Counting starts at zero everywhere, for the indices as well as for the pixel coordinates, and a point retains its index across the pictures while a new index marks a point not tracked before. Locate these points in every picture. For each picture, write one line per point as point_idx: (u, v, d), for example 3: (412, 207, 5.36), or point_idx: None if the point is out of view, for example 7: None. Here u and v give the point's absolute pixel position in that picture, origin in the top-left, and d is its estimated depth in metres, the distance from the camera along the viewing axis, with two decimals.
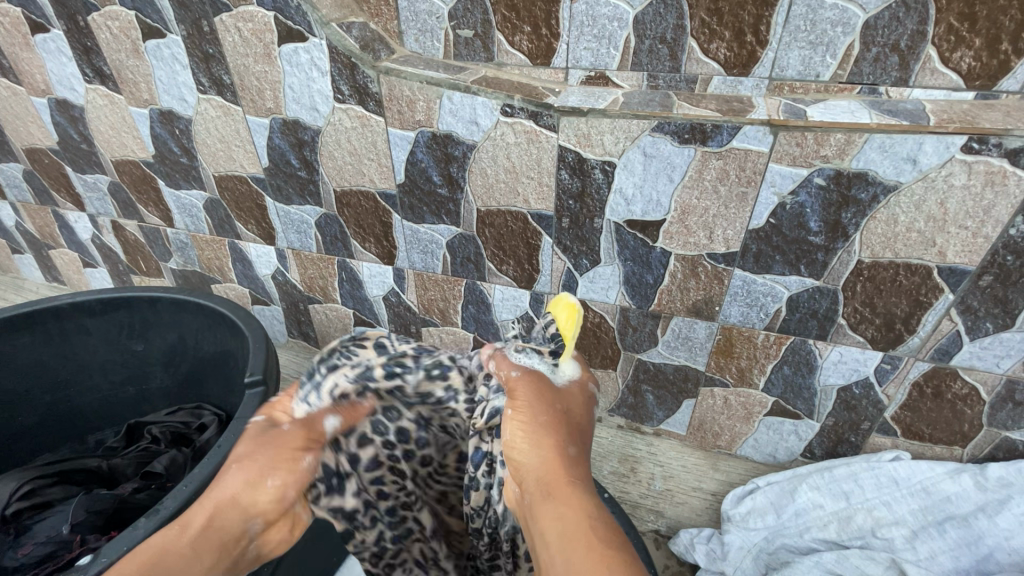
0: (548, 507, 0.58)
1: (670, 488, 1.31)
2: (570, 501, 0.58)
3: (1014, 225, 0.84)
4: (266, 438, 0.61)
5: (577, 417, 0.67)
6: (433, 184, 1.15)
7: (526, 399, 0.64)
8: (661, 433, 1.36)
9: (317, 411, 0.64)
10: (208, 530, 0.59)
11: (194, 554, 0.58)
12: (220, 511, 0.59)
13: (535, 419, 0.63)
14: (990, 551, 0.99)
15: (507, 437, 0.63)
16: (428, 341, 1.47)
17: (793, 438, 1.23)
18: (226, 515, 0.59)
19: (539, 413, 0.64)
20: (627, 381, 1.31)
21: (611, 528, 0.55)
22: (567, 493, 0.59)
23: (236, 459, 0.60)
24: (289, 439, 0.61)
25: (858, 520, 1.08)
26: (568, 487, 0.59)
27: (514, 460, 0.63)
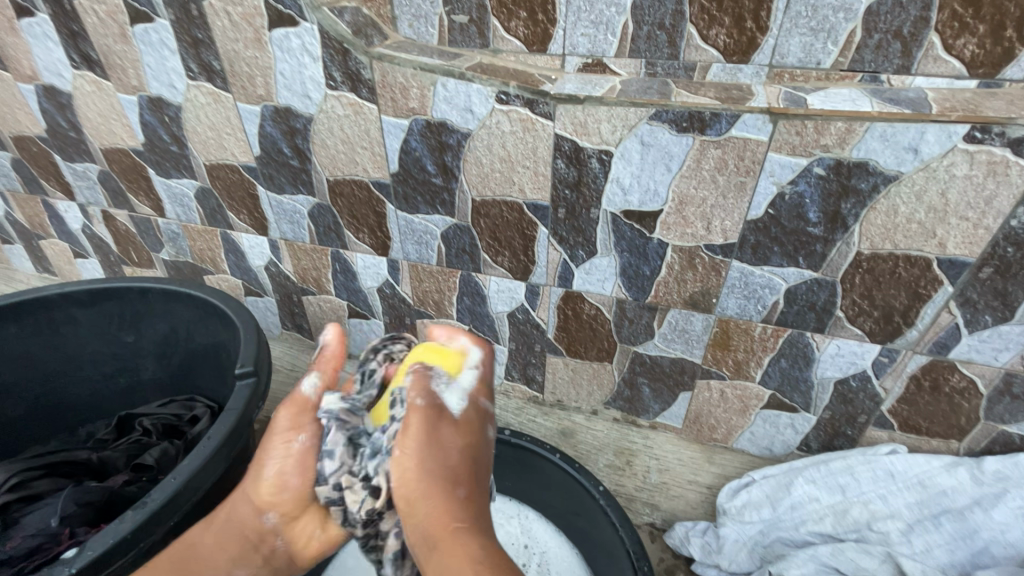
0: (434, 558, 0.63)
1: (665, 480, 1.33)
2: (455, 546, 0.63)
3: (1015, 216, 0.83)
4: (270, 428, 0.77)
5: (472, 456, 0.73)
6: (427, 173, 1.13)
7: (415, 436, 0.71)
8: (657, 426, 1.34)
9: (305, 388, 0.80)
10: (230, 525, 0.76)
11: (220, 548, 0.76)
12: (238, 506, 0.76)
13: (424, 463, 0.70)
14: (985, 544, 0.99)
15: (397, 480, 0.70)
16: (422, 333, 1.46)
17: (789, 432, 1.22)
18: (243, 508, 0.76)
19: (428, 457, 0.70)
20: (623, 373, 1.30)
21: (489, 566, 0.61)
22: (452, 541, 0.64)
23: (262, 464, 0.74)
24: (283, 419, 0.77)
25: (854, 513, 1.08)
26: (451, 534, 0.65)
27: (408, 508, 0.68)
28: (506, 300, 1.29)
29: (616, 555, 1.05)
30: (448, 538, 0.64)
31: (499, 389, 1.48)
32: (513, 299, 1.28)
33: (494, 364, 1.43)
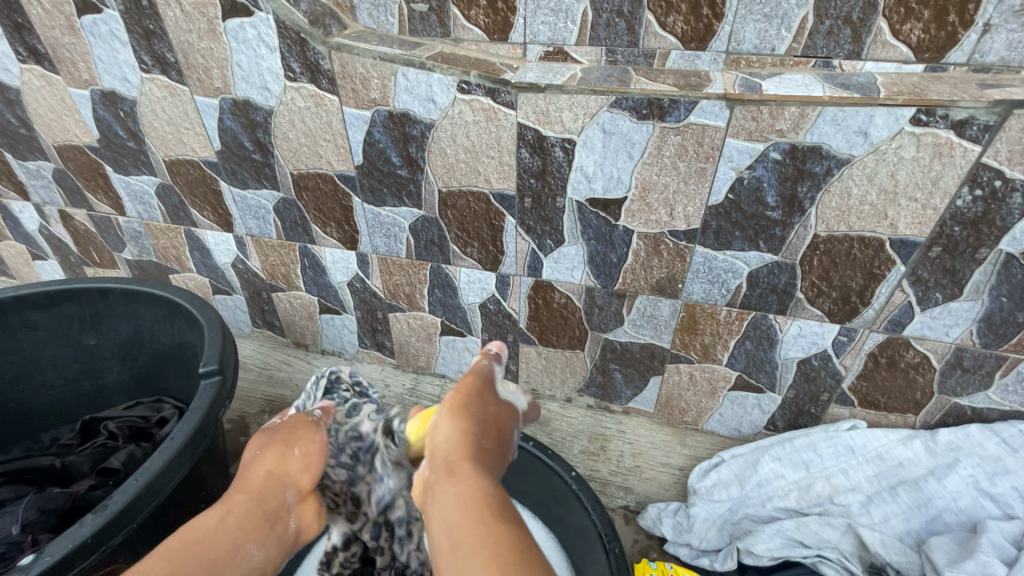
0: (451, 480, 0.74)
1: (639, 464, 1.33)
2: (468, 474, 0.75)
3: (960, 195, 0.85)
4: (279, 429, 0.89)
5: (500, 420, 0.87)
6: (392, 165, 1.12)
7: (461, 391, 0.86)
8: (631, 411, 1.39)
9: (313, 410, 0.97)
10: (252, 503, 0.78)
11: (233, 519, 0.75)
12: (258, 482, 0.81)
13: (469, 409, 0.84)
14: (939, 512, 1.02)
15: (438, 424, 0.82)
16: (396, 327, 1.46)
17: (756, 411, 1.25)
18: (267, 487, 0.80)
19: (475, 406, 0.84)
20: (595, 360, 1.31)
21: (497, 496, 0.72)
22: (466, 470, 0.76)
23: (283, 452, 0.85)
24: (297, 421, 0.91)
25: (816, 488, 1.11)
26: (471, 462, 0.77)
27: (438, 441, 0.81)
28: (476, 291, 1.29)
29: (588, 539, 1.07)
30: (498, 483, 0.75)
31: None
32: (483, 290, 1.28)
33: (468, 355, 1.44)
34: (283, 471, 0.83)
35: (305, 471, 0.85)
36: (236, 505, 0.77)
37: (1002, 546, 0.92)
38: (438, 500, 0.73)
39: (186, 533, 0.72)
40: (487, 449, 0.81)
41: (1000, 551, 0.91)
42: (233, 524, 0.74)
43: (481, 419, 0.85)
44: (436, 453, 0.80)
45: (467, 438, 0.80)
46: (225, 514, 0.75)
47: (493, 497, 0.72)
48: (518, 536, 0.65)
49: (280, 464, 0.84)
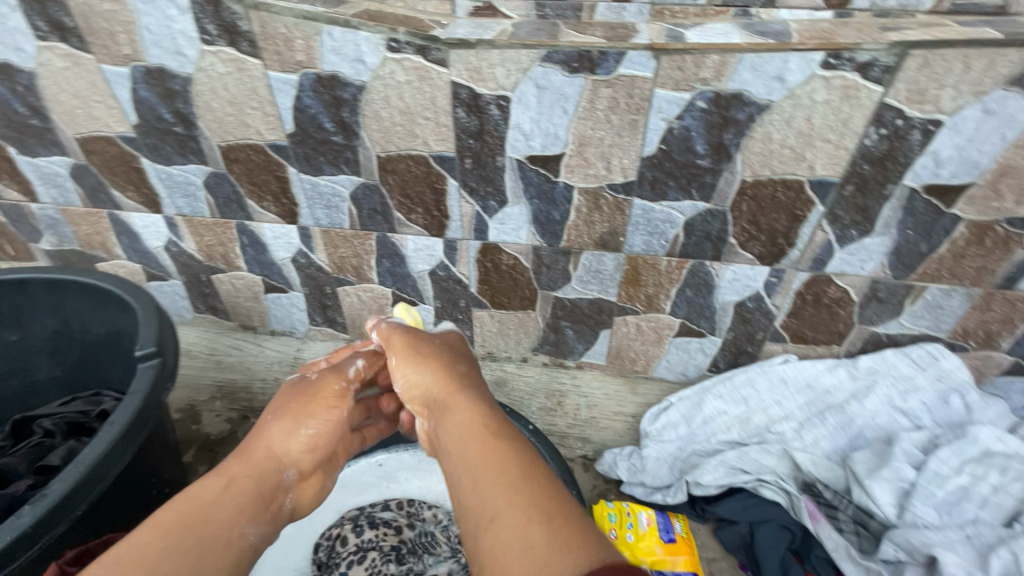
0: (447, 414, 0.78)
1: (594, 415, 1.38)
2: (458, 404, 0.79)
3: (868, 135, 0.91)
4: (297, 395, 0.91)
5: (454, 347, 0.92)
6: (326, 132, 1.09)
7: (404, 342, 0.91)
8: (584, 365, 1.43)
9: (351, 365, 0.98)
10: (246, 479, 0.79)
11: (229, 497, 0.75)
12: (261, 461, 0.82)
13: (420, 352, 0.88)
14: (861, 430, 1.12)
15: (405, 377, 0.87)
16: (346, 302, 1.43)
17: (700, 355, 1.32)
18: (266, 464, 0.82)
19: (424, 348, 0.89)
20: (546, 319, 1.34)
21: (497, 417, 0.76)
22: (456, 400, 0.80)
23: (299, 424, 0.87)
24: (320, 390, 0.92)
25: (755, 419, 1.20)
26: (458, 392, 0.81)
27: (416, 386, 0.85)
28: (424, 258, 1.29)
29: None
30: (490, 402, 0.80)
31: None
32: (431, 257, 1.28)
33: (422, 324, 1.44)
34: (279, 450, 0.84)
35: (300, 453, 0.86)
36: (238, 479, 0.78)
37: (912, 453, 1.02)
38: (444, 435, 0.77)
39: (189, 506, 0.72)
40: (468, 377, 0.85)
41: (911, 458, 1.02)
42: (231, 500, 0.75)
43: (450, 356, 0.88)
44: (420, 397, 0.85)
45: (445, 375, 0.84)
46: (222, 493, 0.75)
47: (492, 418, 0.75)
48: (520, 448, 0.71)
49: (275, 442, 0.84)
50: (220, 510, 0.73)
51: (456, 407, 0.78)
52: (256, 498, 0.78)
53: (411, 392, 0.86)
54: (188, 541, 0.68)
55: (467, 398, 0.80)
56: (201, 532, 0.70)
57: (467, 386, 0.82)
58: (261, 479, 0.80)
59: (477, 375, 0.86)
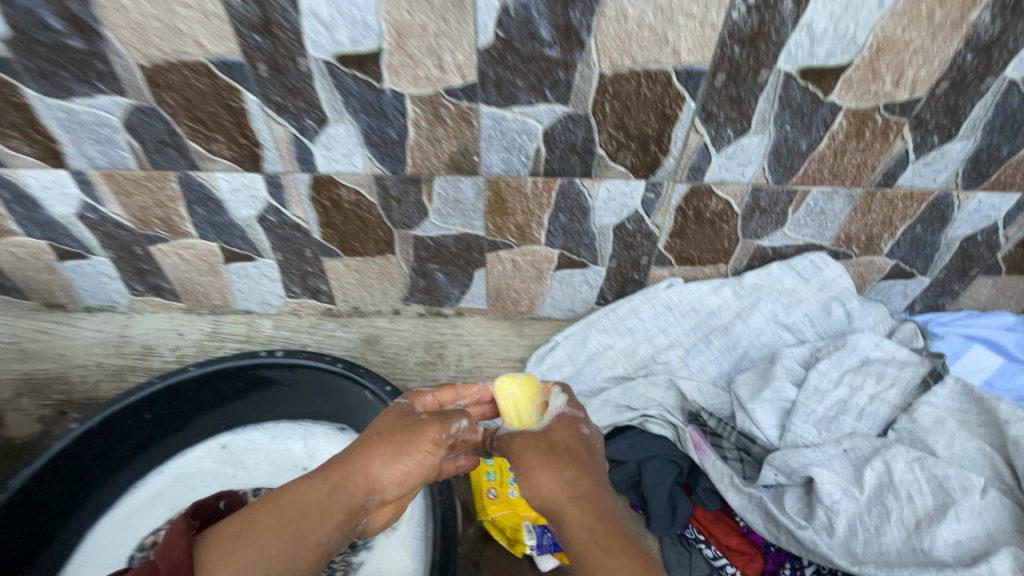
0: (546, 475, 0.72)
1: (479, 364, 1.25)
2: (575, 518, 0.67)
3: (735, 6, 0.76)
4: (427, 428, 0.83)
5: (563, 442, 0.77)
6: (55, 33, 0.80)
7: (519, 438, 0.79)
8: (463, 312, 1.27)
9: (456, 423, 0.85)
10: (339, 491, 0.76)
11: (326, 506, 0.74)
12: (359, 475, 0.79)
13: (536, 448, 0.76)
14: (745, 350, 1.06)
15: (523, 482, 0.74)
16: (167, 263, 1.17)
17: (585, 289, 1.19)
18: (354, 486, 0.78)
19: (538, 445, 0.76)
20: (411, 263, 1.16)
21: (606, 523, 0.65)
22: (574, 511, 0.67)
23: (393, 459, 0.80)
24: (427, 427, 0.83)
25: (641, 351, 1.10)
26: (578, 504, 0.68)
27: (533, 489, 0.72)
28: (246, 201, 1.05)
29: None
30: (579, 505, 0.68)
31: (286, 310, 1.28)
32: (255, 199, 1.05)
33: (268, 283, 1.21)
34: (376, 475, 0.79)
35: (396, 481, 0.81)
36: (334, 479, 0.77)
37: (794, 370, 0.96)
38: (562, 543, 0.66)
39: (288, 509, 0.72)
40: (571, 467, 0.72)
41: (792, 375, 0.96)
42: (320, 505, 0.74)
43: (571, 442, 0.77)
44: (536, 501, 0.72)
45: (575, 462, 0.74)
46: (323, 503, 0.74)
47: (606, 529, 0.64)
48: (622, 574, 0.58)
49: (377, 469, 0.79)
50: (271, 524, 0.71)
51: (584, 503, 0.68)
52: (341, 515, 0.75)
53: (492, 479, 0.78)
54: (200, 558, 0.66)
55: (593, 496, 0.69)
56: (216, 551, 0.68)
57: (586, 488, 0.69)
58: (350, 500, 0.77)
59: (586, 473, 0.72)
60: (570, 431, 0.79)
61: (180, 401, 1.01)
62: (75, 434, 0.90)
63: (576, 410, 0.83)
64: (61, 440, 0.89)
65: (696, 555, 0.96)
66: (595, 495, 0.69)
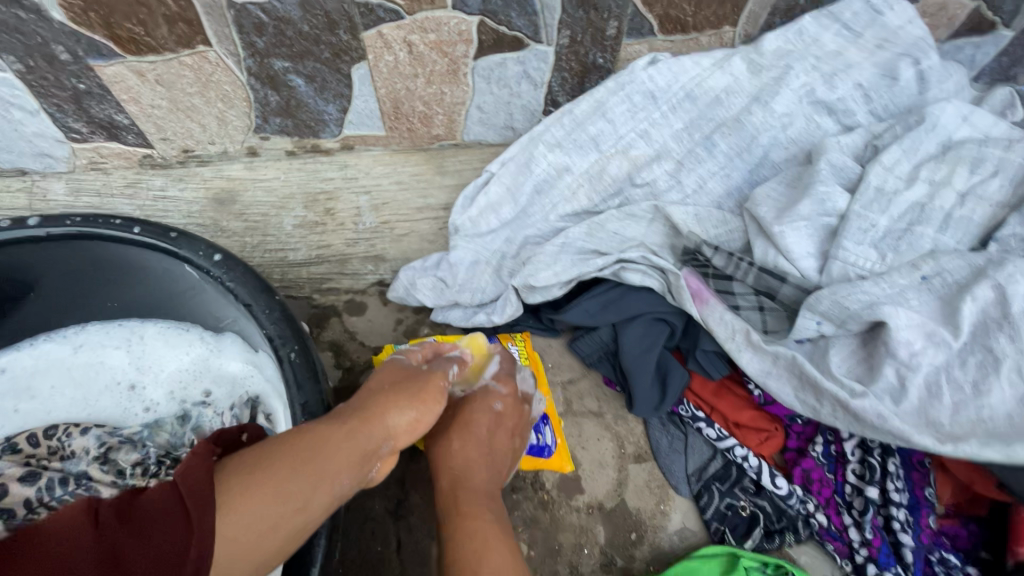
0: (474, 452, 0.61)
1: (385, 220, 0.88)
2: (473, 509, 0.56)
3: None
4: (417, 376, 0.58)
5: (480, 421, 0.63)
6: None
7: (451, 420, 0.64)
8: (353, 145, 0.87)
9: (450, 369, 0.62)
10: (355, 433, 0.48)
11: (338, 454, 0.46)
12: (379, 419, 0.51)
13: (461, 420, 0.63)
14: (765, 153, 0.71)
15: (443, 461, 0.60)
16: None
17: (526, 89, 0.80)
18: (370, 431, 0.50)
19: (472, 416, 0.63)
20: (243, 61, 0.72)
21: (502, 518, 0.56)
22: (480, 507, 0.56)
23: (395, 405, 0.53)
24: (435, 379, 0.59)
25: (612, 170, 0.73)
26: (484, 511, 0.56)
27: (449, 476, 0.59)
28: None
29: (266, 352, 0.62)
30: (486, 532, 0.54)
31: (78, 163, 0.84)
32: None
33: (23, 117, 0.76)
34: (394, 421, 0.52)
35: (413, 430, 0.54)
36: (340, 427, 0.48)
37: (842, 166, 0.65)
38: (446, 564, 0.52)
39: (313, 448, 0.45)
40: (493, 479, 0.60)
41: (840, 174, 0.65)
42: (344, 447, 0.47)
43: (502, 448, 0.63)
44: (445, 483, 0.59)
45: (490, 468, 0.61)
46: (334, 448, 0.46)
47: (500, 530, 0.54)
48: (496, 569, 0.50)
49: (392, 413, 0.52)
50: (302, 474, 0.43)
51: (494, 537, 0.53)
52: (357, 468, 0.47)
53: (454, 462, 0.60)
54: (203, 495, 0.39)
55: (489, 487, 0.59)
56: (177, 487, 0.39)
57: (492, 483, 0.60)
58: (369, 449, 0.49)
59: (503, 461, 0.63)
60: (508, 406, 0.66)
61: None
62: None
63: (506, 386, 0.67)
64: None
65: (693, 435, 0.74)
66: (475, 474, 0.59)
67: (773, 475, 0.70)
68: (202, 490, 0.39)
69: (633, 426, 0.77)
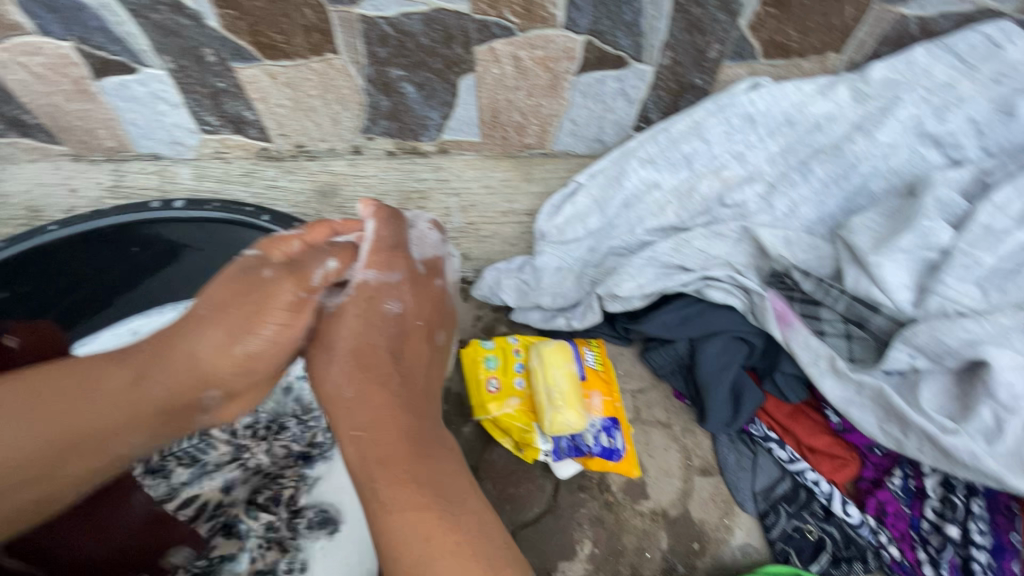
0: (418, 371, 0.60)
1: (471, 221, 0.93)
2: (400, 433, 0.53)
3: None
4: (365, 304, 0.61)
5: (421, 345, 0.62)
6: None
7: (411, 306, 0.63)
8: (448, 149, 0.92)
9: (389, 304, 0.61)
10: (249, 361, 0.54)
11: (257, 354, 0.54)
12: (360, 354, 0.58)
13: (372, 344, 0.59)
14: (864, 182, 0.71)
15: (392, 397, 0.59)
16: (14, 82, 0.81)
17: (621, 105, 0.83)
18: (263, 355, 0.55)
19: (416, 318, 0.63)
20: (364, 68, 0.78)
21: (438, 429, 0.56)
22: (427, 407, 0.57)
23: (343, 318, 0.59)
24: (361, 298, 0.61)
25: (703, 189, 0.75)
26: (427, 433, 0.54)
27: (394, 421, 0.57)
28: None
29: None
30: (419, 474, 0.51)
31: (205, 152, 0.93)
32: None
33: (167, 110, 0.85)
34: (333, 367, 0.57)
35: (335, 384, 0.56)
36: (278, 333, 0.55)
37: (950, 201, 0.65)
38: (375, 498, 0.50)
39: (242, 363, 0.53)
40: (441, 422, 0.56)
41: (947, 210, 0.64)
42: (289, 338, 0.56)
43: (418, 357, 0.61)
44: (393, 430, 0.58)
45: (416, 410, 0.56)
46: (263, 346, 0.54)
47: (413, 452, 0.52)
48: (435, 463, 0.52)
49: (329, 370, 0.57)
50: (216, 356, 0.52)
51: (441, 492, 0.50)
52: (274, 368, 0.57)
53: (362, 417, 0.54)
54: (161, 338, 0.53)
55: (416, 408, 0.56)
56: (170, 362, 0.51)
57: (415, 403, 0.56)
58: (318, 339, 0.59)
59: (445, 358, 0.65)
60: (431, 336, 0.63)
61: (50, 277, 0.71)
62: None
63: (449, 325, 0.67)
64: None
65: (762, 455, 0.75)
66: (428, 422, 0.55)
67: (845, 503, 0.70)
68: (135, 351, 0.52)
69: (701, 439, 0.79)
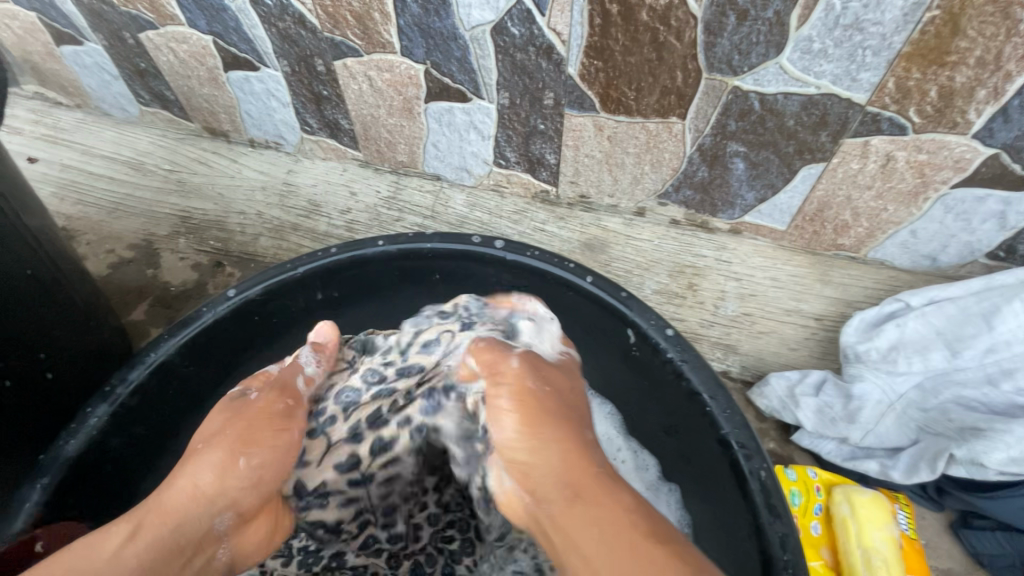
0: (547, 422, 0.46)
1: (749, 312, 0.83)
2: (589, 477, 0.44)
3: None
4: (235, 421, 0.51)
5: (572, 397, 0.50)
6: None
7: (526, 400, 0.47)
8: (741, 230, 0.83)
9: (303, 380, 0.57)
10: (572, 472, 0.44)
11: (556, 458, 0.45)
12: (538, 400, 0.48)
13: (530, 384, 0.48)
14: None
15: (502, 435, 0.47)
16: (350, 91, 0.85)
17: (987, 227, 0.70)
18: (546, 414, 0.47)
19: (535, 379, 0.49)
20: (703, 136, 0.72)
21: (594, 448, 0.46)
22: (547, 420, 0.46)
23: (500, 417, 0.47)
24: (257, 409, 0.52)
25: None
26: (599, 476, 0.44)
27: (524, 457, 0.46)
28: None
29: (691, 441, 0.60)
30: (590, 491, 0.43)
31: (484, 183, 0.92)
32: None
33: (473, 139, 0.85)
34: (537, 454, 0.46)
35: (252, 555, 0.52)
36: (543, 429, 0.46)
37: None
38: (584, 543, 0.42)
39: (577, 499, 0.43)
40: (575, 426, 0.47)
41: None
42: (544, 449, 0.45)
43: (561, 380, 0.51)
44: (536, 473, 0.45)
45: (570, 413, 0.48)
46: (563, 449, 0.45)
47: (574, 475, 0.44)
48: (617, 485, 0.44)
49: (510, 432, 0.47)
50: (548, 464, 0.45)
51: (593, 501, 0.43)
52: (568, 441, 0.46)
53: (501, 407, 0.48)
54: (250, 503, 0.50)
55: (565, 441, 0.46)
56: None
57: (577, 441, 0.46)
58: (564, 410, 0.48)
59: (552, 371, 0.51)
60: (530, 388, 0.48)
61: (357, 284, 0.71)
62: (233, 304, 0.65)
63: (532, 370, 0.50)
64: (214, 311, 0.64)
65: None
66: (557, 449, 0.45)
67: None
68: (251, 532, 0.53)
69: None
